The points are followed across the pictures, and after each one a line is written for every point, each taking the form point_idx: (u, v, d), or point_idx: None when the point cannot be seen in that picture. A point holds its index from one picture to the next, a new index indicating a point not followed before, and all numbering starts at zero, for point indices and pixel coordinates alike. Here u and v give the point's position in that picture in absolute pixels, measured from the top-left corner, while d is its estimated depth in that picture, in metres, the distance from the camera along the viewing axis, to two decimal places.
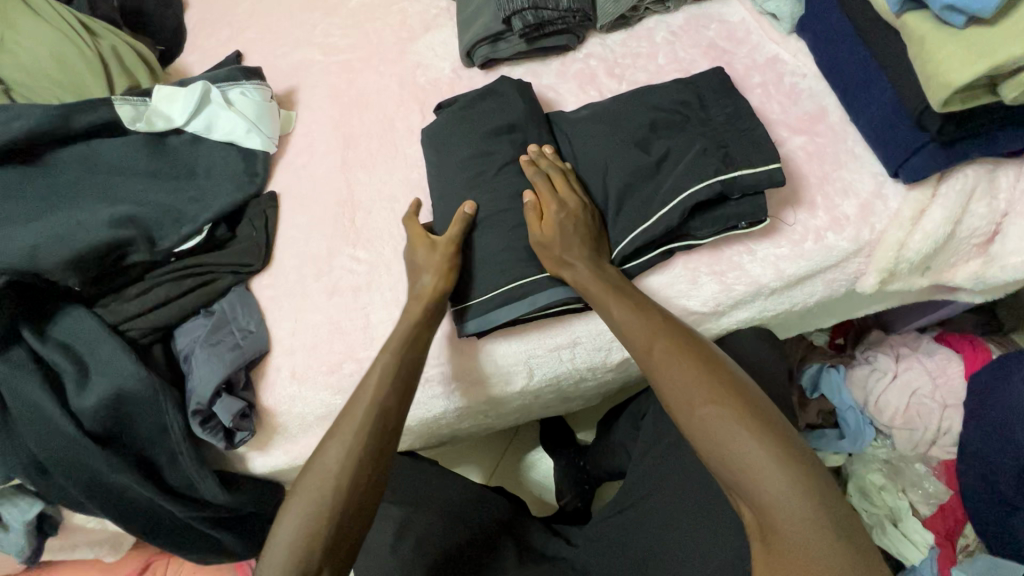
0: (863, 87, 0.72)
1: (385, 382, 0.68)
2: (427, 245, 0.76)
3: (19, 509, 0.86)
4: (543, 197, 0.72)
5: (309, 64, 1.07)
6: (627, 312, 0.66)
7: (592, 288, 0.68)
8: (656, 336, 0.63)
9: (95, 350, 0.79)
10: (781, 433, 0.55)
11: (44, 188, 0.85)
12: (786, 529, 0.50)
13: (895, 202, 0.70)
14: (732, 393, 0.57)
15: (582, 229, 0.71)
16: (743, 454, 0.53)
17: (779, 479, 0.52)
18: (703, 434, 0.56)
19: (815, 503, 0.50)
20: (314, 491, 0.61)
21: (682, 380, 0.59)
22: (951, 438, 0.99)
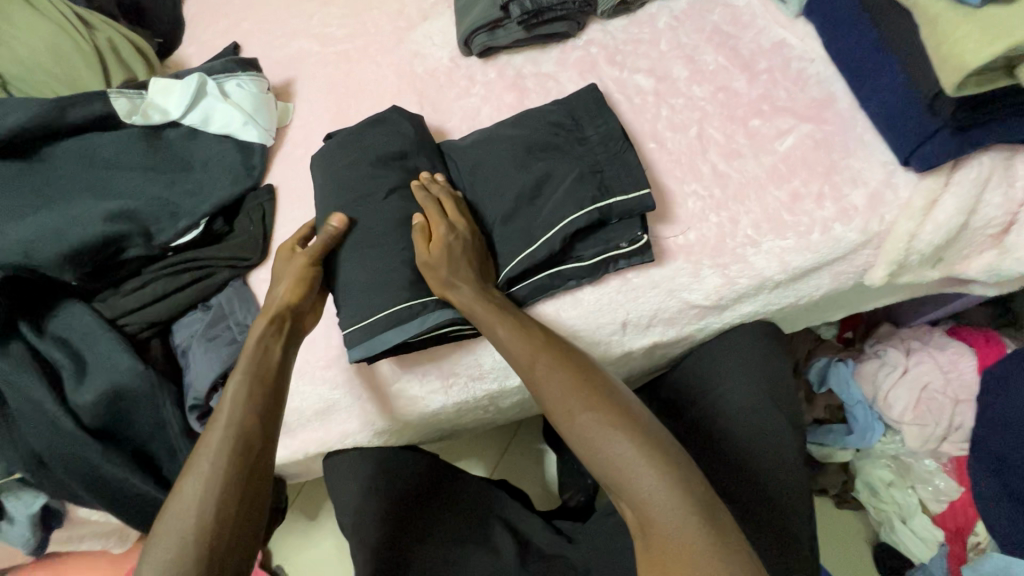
0: (874, 71, 0.69)
1: (244, 411, 0.63)
2: (290, 266, 0.74)
3: (24, 502, 0.88)
4: (432, 221, 0.70)
5: (306, 55, 1.06)
6: (508, 325, 0.65)
7: (477, 307, 0.66)
8: (535, 348, 0.63)
9: (93, 345, 0.80)
10: (651, 432, 0.56)
11: (41, 182, 0.85)
12: (661, 526, 0.51)
13: (906, 191, 0.67)
14: (604, 399, 0.58)
15: (467, 251, 0.70)
16: (618, 458, 0.54)
17: (649, 477, 0.52)
18: (584, 442, 0.56)
19: (683, 494, 0.51)
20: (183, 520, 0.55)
21: (559, 393, 0.59)
22: (962, 433, 0.97)
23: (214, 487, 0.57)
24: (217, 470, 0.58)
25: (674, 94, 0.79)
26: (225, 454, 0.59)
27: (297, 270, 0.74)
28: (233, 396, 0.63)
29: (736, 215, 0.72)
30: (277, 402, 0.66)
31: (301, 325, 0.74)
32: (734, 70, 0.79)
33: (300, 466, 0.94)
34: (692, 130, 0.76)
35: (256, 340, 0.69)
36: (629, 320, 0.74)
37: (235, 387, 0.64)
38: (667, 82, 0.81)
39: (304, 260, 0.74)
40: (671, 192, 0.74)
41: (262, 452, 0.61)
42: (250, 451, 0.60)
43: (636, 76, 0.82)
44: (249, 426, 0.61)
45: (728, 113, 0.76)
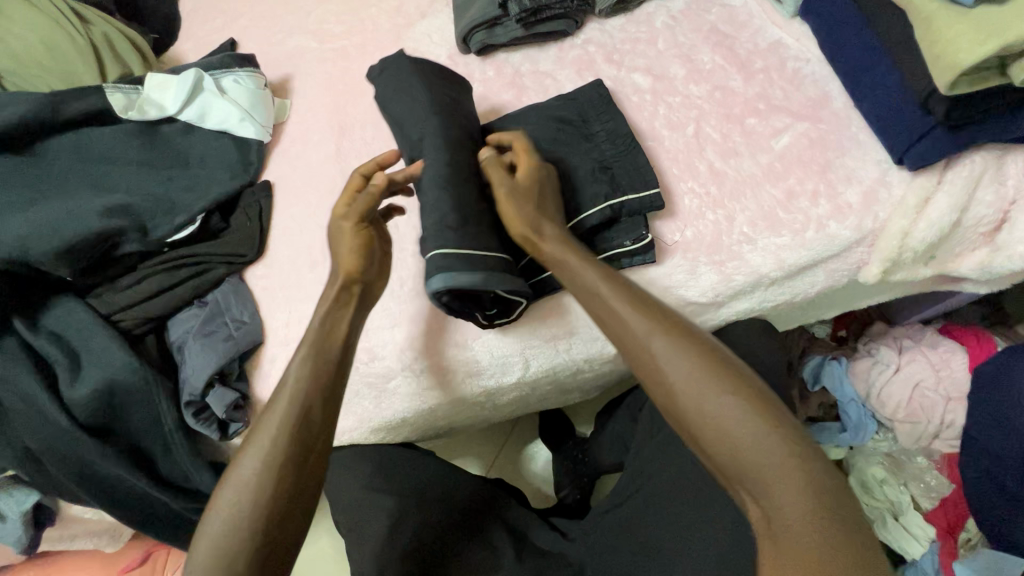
0: (868, 71, 0.70)
1: (311, 389, 0.62)
2: (347, 240, 0.69)
3: (16, 499, 0.87)
4: (524, 159, 0.70)
5: (303, 51, 1.05)
6: (622, 301, 0.60)
7: (579, 273, 0.63)
8: (656, 325, 0.57)
9: (88, 340, 0.79)
10: (790, 429, 0.51)
11: (34, 176, 0.84)
12: (797, 527, 0.47)
13: (900, 189, 0.68)
14: (739, 385, 0.53)
15: (549, 187, 0.69)
16: (754, 450, 0.50)
17: (792, 475, 0.49)
18: (710, 428, 0.52)
19: (825, 496, 0.48)
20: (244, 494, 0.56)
21: (685, 372, 0.54)
22: (954, 431, 0.98)
23: (264, 476, 0.57)
24: (268, 459, 0.57)
25: (671, 93, 0.80)
26: (279, 439, 0.58)
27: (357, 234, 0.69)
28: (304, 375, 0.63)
29: (733, 212, 0.72)
30: (334, 388, 0.64)
31: (371, 294, 0.72)
32: (731, 69, 0.80)
33: None
34: (689, 128, 0.77)
35: (322, 315, 0.68)
36: None
37: (297, 367, 0.63)
38: (664, 80, 0.81)
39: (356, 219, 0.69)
40: (671, 189, 0.74)
41: (317, 436, 0.61)
42: (305, 440, 0.60)
43: (633, 75, 0.83)
44: (308, 412, 0.61)
45: (725, 112, 0.77)
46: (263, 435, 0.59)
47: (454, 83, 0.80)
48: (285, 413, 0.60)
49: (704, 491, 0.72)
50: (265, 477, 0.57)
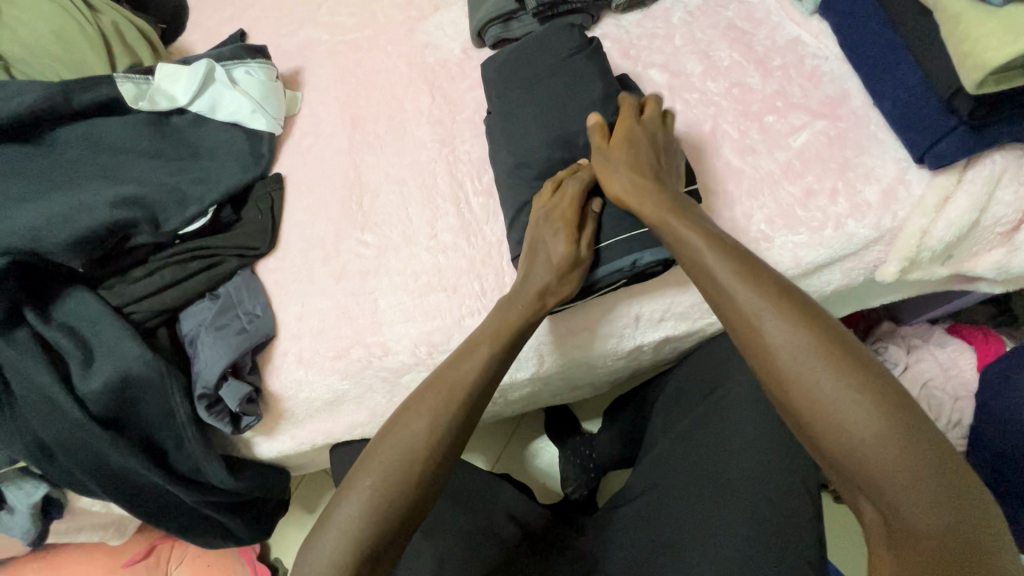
0: (889, 69, 0.70)
1: (484, 379, 0.63)
2: (576, 269, 0.69)
3: (24, 492, 0.86)
4: (627, 126, 0.70)
5: (315, 44, 1.05)
6: (732, 276, 0.56)
7: (692, 248, 0.59)
8: (771, 303, 0.53)
9: (100, 332, 0.78)
10: (922, 438, 0.46)
11: (45, 166, 0.83)
12: (918, 528, 0.45)
13: (918, 188, 0.68)
14: (863, 374, 0.49)
15: (652, 146, 0.69)
16: (875, 449, 0.46)
17: (920, 478, 0.45)
18: (824, 425, 0.49)
19: (954, 504, 0.44)
20: (393, 471, 0.57)
21: (798, 361, 0.50)
22: (961, 430, 0.99)
23: (406, 461, 0.57)
24: (411, 445, 0.58)
25: (688, 89, 0.80)
26: (427, 426, 0.59)
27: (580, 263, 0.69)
28: (480, 363, 0.63)
29: (750, 209, 0.72)
30: (496, 376, 0.64)
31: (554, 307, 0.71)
32: (748, 66, 0.80)
33: (305, 457, 0.93)
34: (706, 125, 0.77)
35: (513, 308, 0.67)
36: (642, 315, 0.78)
37: (474, 363, 0.63)
38: (681, 77, 0.81)
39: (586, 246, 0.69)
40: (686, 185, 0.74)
41: (463, 417, 0.61)
42: (459, 431, 0.60)
43: (650, 71, 0.82)
44: (474, 402, 0.62)
45: (742, 108, 0.77)
46: (406, 420, 0.60)
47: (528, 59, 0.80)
48: (434, 400, 0.61)
49: (719, 488, 0.72)
50: (403, 463, 0.58)
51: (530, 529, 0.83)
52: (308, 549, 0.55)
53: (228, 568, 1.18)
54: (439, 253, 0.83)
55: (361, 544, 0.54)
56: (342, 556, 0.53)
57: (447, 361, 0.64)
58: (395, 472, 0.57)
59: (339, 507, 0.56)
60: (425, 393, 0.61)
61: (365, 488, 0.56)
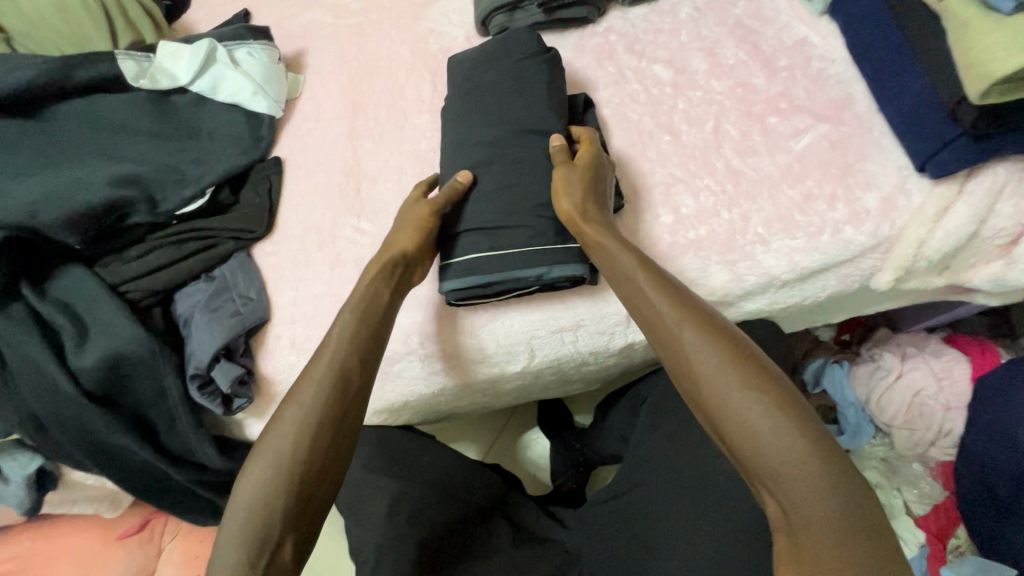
0: (895, 74, 0.68)
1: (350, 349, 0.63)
2: (412, 221, 0.71)
3: (19, 463, 0.88)
4: (589, 150, 0.71)
5: (318, 27, 1.04)
6: (655, 289, 0.59)
7: (622, 260, 0.62)
8: (688, 315, 0.56)
9: (95, 309, 0.78)
10: (817, 435, 0.49)
11: (43, 142, 0.83)
12: (818, 523, 0.46)
13: (919, 197, 0.67)
14: (769, 382, 0.51)
15: (602, 180, 0.70)
16: (783, 454, 0.48)
17: (816, 481, 0.47)
18: (734, 426, 0.51)
19: (850, 508, 0.46)
20: (276, 452, 0.57)
21: (712, 367, 0.53)
22: (951, 439, 1.00)
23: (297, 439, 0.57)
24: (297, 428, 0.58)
25: (692, 87, 0.79)
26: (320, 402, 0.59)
27: (417, 220, 0.71)
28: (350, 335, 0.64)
29: (748, 212, 0.71)
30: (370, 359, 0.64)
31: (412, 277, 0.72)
32: (754, 66, 0.78)
33: None
34: (708, 125, 0.76)
35: (370, 284, 0.68)
36: None
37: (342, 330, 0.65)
38: (686, 74, 0.80)
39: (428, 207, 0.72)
40: (683, 186, 0.74)
41: (348, 403, 0.61)
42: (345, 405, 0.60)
43: (654, 67, 0.81)
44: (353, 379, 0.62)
45: (746, 109, 0.76)
46: (295, 401, 0.59)
47: (496, 50, 0.79)
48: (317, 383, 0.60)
49: (699, 491, 0.72)
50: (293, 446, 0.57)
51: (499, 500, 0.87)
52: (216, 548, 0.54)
53: None
54: None
55: (248, 530, 0.53)
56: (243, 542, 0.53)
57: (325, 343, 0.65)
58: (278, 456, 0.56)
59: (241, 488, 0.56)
60: (308, 378, 0.61)
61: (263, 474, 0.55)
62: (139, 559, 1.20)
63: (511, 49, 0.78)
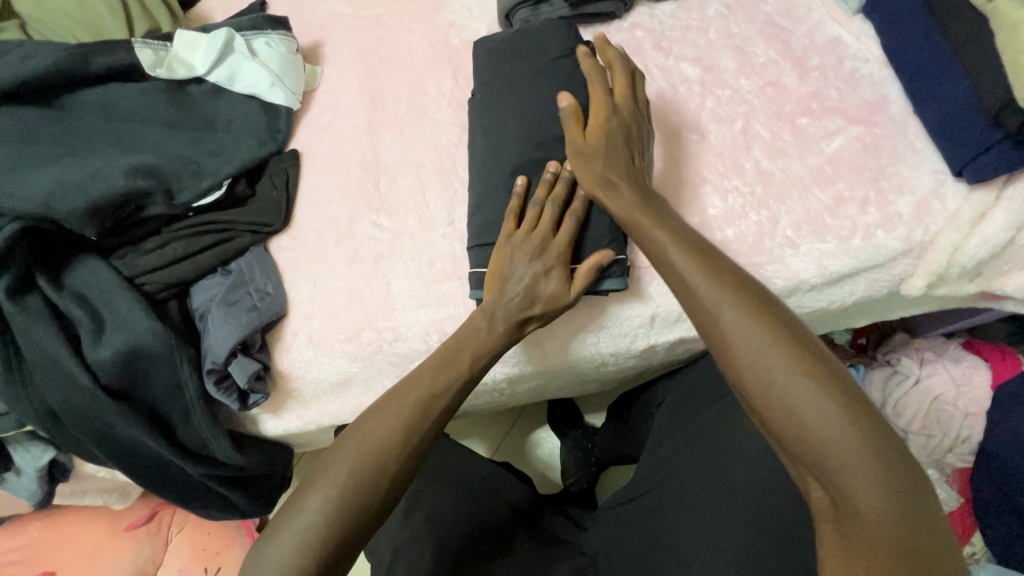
0: (933, 77, 0.67)
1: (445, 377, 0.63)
2: (554, 293, 0.67)
3: (32, 455, 0.87)
4: (597, 107, 0.69)
5: (337, 18, 1.02)
6: (692, 266, 0.57)
7: (654, 234, 0.61)
8: (730, 294, 0.55)
9: (112, 302, 0.77)
10: (867, 418, 0.48)
11: (58, 130, 0.81)
12: (865, 509, 0.46)
13: (954, 203, 0.66)
14: (819, 367, 0.50)
15: (625, 135, 0.68)
16: (829, 438, 0.48)
17: (872, 474, 0.46)
18: (779, 409, 0.50)
19: (906, 501, 0.46)
20: (356, 467, 0.57)
21: (753, 346, 0.52)
22: (968, 446, 0.99)
23: (380, 457, 0.58)
24: (364, 450, 0.58)
25: (720, 86, 0.78)
26: (404, 424, 0.60)
27: (559, 295, 0.67)
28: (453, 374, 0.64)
29: (777, 214, 0.70)
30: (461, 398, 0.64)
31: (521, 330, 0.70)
32: (785, 65, 0.77)
33: (311, 435, 0.94)
34: (737, 124, 0.75)
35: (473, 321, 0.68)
36: (657, 315, 0.76)
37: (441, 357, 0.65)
38: (714, 72, 0.79)
39: (575, 286, 0.68)
40: (712, 187, 0.72)
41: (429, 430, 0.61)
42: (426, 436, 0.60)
43: (681, 65, 0.80)
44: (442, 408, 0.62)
45: (776, 109, 0.75)
46: (370, 425, 0.60)
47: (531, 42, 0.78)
48: (402, 407, 0.60)
49: (724, 495, 0.72)
50: (364, 468, 0.57)
51: (521, 509, 0.85)
52: (262, 548, 0.54)
53: (227, 536, 1.20)
54: (456, 241, 0.82)
55: (316, 550, 0.53)
56: (305, 554, 0.53)
57: (419, 367, 0.65)
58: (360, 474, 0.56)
59: (297, 504, 0.55)
60: (391, 399, 0.61)
61: (327, 494, 0.55)
62: (146, 550, 1.20)
63: (545, 42, 0.77)
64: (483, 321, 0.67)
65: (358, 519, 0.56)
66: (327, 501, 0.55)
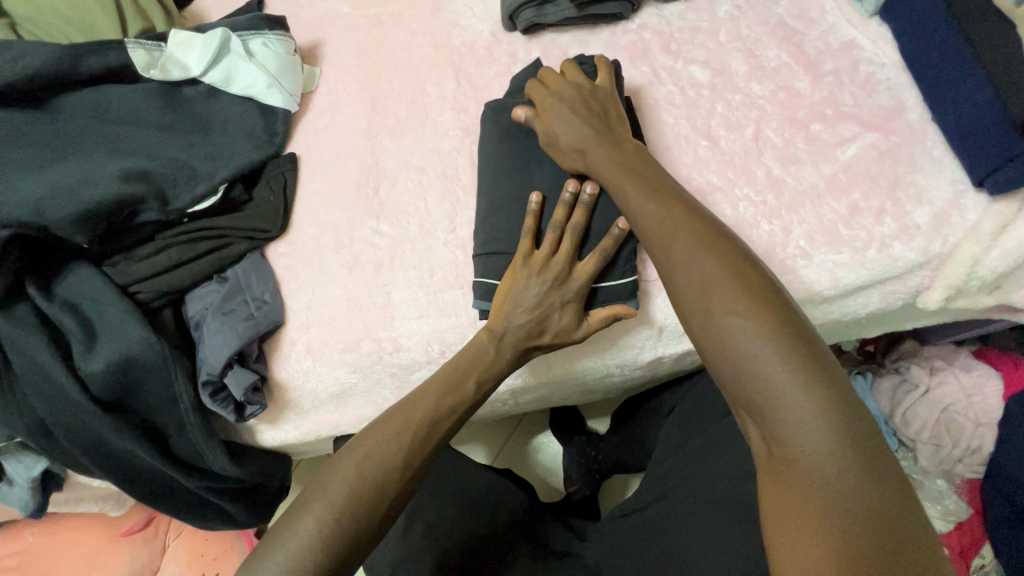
0: (954, 83, 0.65)
1: (447, 403, 0.62)
2: (569, 326, 0.67)
3: (24, 465, 0.85)
4: (543, 97, 0.71)
5: (336, 17, 1.00)
6: (651, 207, 0.60)
7: (622, 186, 0.63)
8: (683, 234, 0.57)
9: (104, 311, 0.75)
10: (808, 351, 0.49)
11: (47, 133, 0.79)
12: (798, 443, 0.47)
13: (974, 214, 0.64)
14: (764, 304, 0.51)
15: (578, 101, 0.69)
16: (766, 371, 0.49)
17: (805, 406, 0.47)
18: (720, 342, 0.52)
19: (842, 436, 0.46)
20: (353, 489, 0.55)
21: (699, 282, 0.54)
22: (980, 457, 0.97)
23: (381, 481, 0.56)
24: (362, 472, 0.56)
25: (731, 90, 0.75)
26: (405, 449, 0.58)
27: (571, 328, 0.67)
28: (457, 403, 0.62)
29: (790, 224, 0.68)
30: (462, 419, 0.64)
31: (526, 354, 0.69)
32: (798, 69, 0.75)
33: (309, 445, 0.92)
34: (748, 130, 0.73)
35: (477, 346, 0.66)
36: (666, 326, 0.74)
37: (445, 381, 0.64)
38: (724, 76, 0.76)
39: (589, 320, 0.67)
40: (722, 195, 0.70)
41: (428, 458, 0.59)
42: (427, 461, 0.59)
43: (690, 68, 0.78)
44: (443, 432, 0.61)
45: (788, 115, 0.72)
46: (371, 445, 0.58)
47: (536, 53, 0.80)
48: (403, 430, 0.59)
49: (730, 509, 0.70)
50: (362, 491, 0.55)
51: (518, 518, 0.82)
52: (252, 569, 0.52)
53: (225, 542, 1.18)
54: (457, 249, 0.80)
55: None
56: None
57: (422, 389, 0.63)
58: (358, 499, 0.54)
59: (286, 525, 0.53)
60: (392, 421, 0.60)
61: (323, 517, 0.53)
62: (143, 556, 1.18)
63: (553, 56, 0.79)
64: (490, 347, 0.66)
65: (354, 544, 0.54)
66: (322, 523, 0.53)
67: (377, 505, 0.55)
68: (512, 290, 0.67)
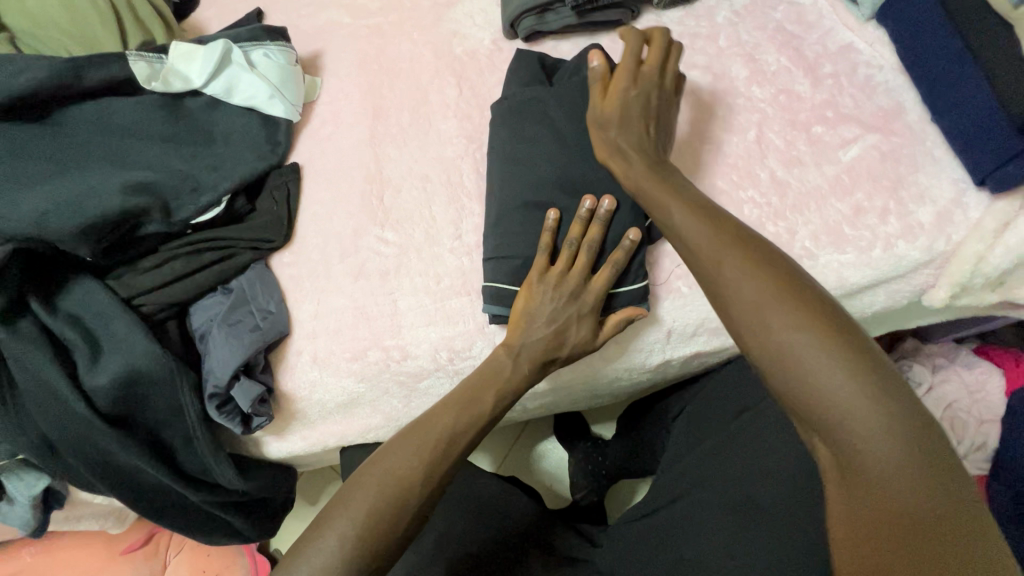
0: (954, 85, 0.66)
1: (465, 417, 0.63)
2: (585, 339, 0.68)
3: (24, 483, 0.83)
4: (618, 79, 0.67)
5: (336, 27, 1.00)
6: (691, 219, 0.58)
7: (654, 195, 0.61)
8: (728, 248, 0.55)
9: (108, 324, 0.74)
10: (871, 365, 0.48)
11: (49, 147, 0.78)
12: (873, 464, 0.45)
13: (976, 212, 0.65)
14: (820, 319, 0.49)
15: (643, 109, 0.67)
16: (830, 390, 0.47)
17: (876, 425, 0.45)
18: (778, 360, 0.49)
19: (916, 453, 0.45)
20: (374, 502, 0.56)
21: (751, 296, 0.52)
22: (984, 453, 0.97)
23: (400, 493, 0.57)
24: (384, 487, 0.57)
25: (732, 94, 0.76)
26: (423, 462, 0.59)
27: (586, 340, 0.68)
28: (475, 418, 0.63)
29: (795, 225, 0.68)
30: (482, 432, 0.64)
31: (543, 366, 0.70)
32: (797, 73, 0.76)
33: (316, 456, 0.92)
34: (750, 133, 0.73)
35: (491, 361, 0.67)
36: (674, 329, 0.74)
37: (463, 395, 0.64)
38: (725, 80, 0.77)
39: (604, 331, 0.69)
40: (728, 198, 0.71)
41: (446, 474, 0.60)
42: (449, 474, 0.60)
43: (691, 73, 0.78)
44: (462, 444, 0.61)
45: (790, 118, 0.73)
46: (390, 461, 0.59)
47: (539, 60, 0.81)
48: (421, 445, 0.60)
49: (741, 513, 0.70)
50: (382, 504, 0.56)
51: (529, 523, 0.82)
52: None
53: (229, 557, 1.16)
54: (463, 255, 0.80)
55: None
56: None
57: (440, 405, 0.64)
58: (379, 513, 0.55)
59: (309, 542, 0.54)
60: (410, 437, 0.60)
61: (344, 532, 0.54)
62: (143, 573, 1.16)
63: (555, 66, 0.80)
64: (507, 361, 0.67)
65: (377, 556, 0.54)
66: (344, 537, 0.53)
67: (397, 518, 0.56)
68: (528, 306, 0.68)
